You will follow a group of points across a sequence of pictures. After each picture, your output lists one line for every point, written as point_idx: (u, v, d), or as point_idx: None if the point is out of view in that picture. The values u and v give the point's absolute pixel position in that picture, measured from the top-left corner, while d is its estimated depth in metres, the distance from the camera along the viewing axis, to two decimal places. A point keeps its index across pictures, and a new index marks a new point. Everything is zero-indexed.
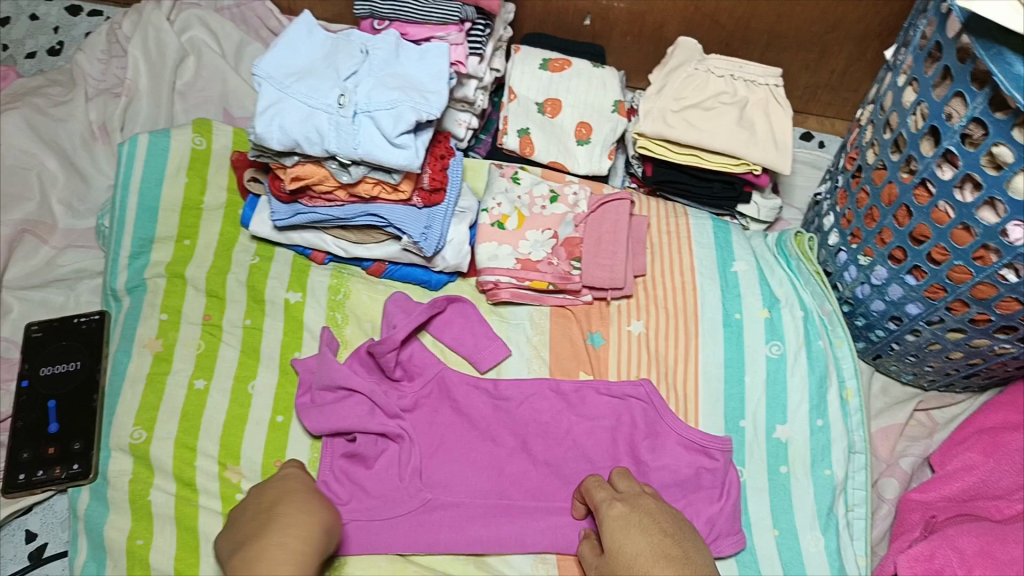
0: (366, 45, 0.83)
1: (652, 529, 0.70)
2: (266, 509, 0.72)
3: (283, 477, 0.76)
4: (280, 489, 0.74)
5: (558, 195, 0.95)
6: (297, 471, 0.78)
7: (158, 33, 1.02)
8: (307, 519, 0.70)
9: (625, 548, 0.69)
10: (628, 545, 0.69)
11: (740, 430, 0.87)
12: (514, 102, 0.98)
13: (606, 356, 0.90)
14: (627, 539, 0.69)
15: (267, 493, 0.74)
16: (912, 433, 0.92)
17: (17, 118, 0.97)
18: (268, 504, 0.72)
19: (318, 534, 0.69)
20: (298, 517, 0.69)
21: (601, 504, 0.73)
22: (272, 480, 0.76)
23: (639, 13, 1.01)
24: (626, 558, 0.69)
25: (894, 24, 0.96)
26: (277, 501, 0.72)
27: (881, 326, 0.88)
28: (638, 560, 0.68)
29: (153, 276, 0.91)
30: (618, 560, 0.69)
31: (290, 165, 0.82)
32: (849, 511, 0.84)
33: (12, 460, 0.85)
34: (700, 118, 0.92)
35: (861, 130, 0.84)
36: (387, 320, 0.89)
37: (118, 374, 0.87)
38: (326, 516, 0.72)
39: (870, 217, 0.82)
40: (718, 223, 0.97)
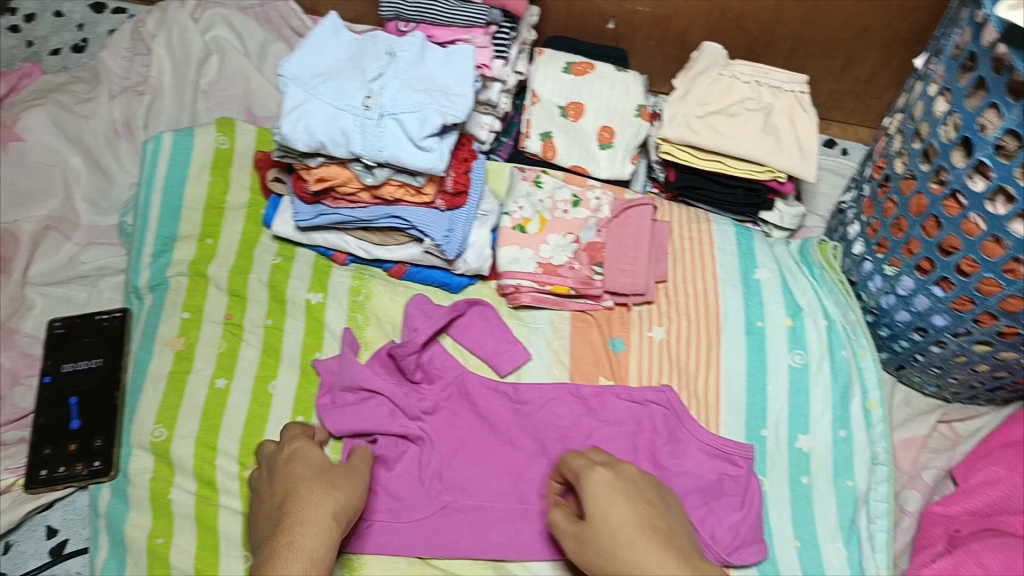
0: (391, 46, 0.82)
1: (636, 500, 0.68)
2: (279, 504, 0.72)
3: (290, 461, 0.75)
4: (288, 478, 0.73)
5: (581, 200, 0.95)
6: (305, 452, 0.76)
7: (183, 31, 1.02)
8: (314, 509, 0.69)
9: (608, 516, 0.66)
10: (612, 514, 0.66)
11: (761, 438, 0.87)
12: (536, 106, 0.98)
13: (627, 362, 0.90)
14: (610, 506, 0.67)
15: (278, 484, 0.74)
16: (935, 445, 0.92)
17: (42, 114, 0.97)
18: (279, 498, 0.72)
19: (329, 522, 0.69)
20: (305, 511, 0.69)
21: (582, 472, 0.71)
22: (280, 466, 0.76)
23: (663, 17, 1.00)
24: (610, 527, 0.66)
25: (921, 31, 0.95)
26: (286, 494, 0.71)
27: (905, 337, 0.88)
28: (622, 530, 0.65)
29: (175, 274, 0.91)
30: (601, 528, 0.66)
31: (314, 166, 0.82)
32: (871, 523, 0.83)
33: (34, 456, 0.85)
34: (724, 124, 0.91)
35: (889, 140, 0.83)
36: (408, 322, 0.89)
37: (140, 372, 0.87)
38: (336, 498, 0.71)
39: (897, 227, 0.82)
40: (741, 230, 0.97)
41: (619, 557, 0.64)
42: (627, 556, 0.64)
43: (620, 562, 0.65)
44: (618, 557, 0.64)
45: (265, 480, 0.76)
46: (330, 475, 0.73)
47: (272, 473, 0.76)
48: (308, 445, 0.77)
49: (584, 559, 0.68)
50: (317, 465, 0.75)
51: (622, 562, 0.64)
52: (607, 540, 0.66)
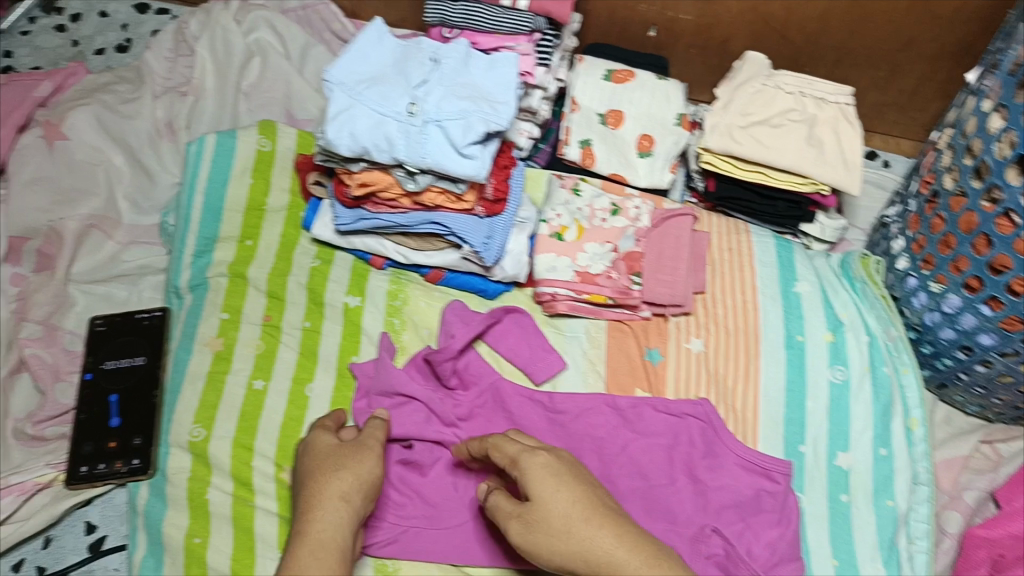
0: (436, 53, 0.82)
1: (579, 482, 0.66)
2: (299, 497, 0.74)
3: (306, 452, 0.77)
4: (304, 470, 0.75)
5: (620, 208, 0.94)
6: (317, 438, 0.77)
7: (226, 33, 1.04)
8: (321, 497, 0.70)
9: (555, 496, 0.65)
10: (560, 492, 0.65)
11: (800, 454, 0.85)
12: (576, 113, 0.97)
13: (664, 373, 0.89)
14: (556, 486, 0.65)
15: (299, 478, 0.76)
16: (976, 466, 0.91)
17: (88, 114, 0.99)
18: (298, 492, 0.74)
19: (338, 507, 0.70)
20: (315, 503, 0.70)
21: (519, 455, 0.69)
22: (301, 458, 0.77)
23: (706, 26, 0.99)
24: (559, 505, 0.64)
25: (970, 43, 0.94)
26: (301, 486, 0.73)
27: (949, 355, 0.86)
28: (572, 508, 0.64)
29: (215, 275, 0.92)
30: (549, 507, 0.64)
31: (356, 170, 0.82)
32: (910, 544, 0.82)
33: (75, 453, 0.86)
34: (768, 135, 0.90)
35: (938, 155, 0.82)
36: (445, 329, 0.89)
37: (179, 371, 0.88)
38: (341, 481, 0.71)
39: (944, 244, 0.81)
40: (781, 242, 0.96)
41: (574, 536, 0.63)
42: (580, 534, 0.63)
43: (574, 541, 0.63)
44: (573, 535, 0.63)
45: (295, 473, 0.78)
46: (337, 458, 0.74)
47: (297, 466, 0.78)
48: (321, 431, 0.78)
49: (530, 542, 0.65)
50: (325, 451, 0.75)
51: (575, 541, 0.63)
52: (558, 520, 0.63)
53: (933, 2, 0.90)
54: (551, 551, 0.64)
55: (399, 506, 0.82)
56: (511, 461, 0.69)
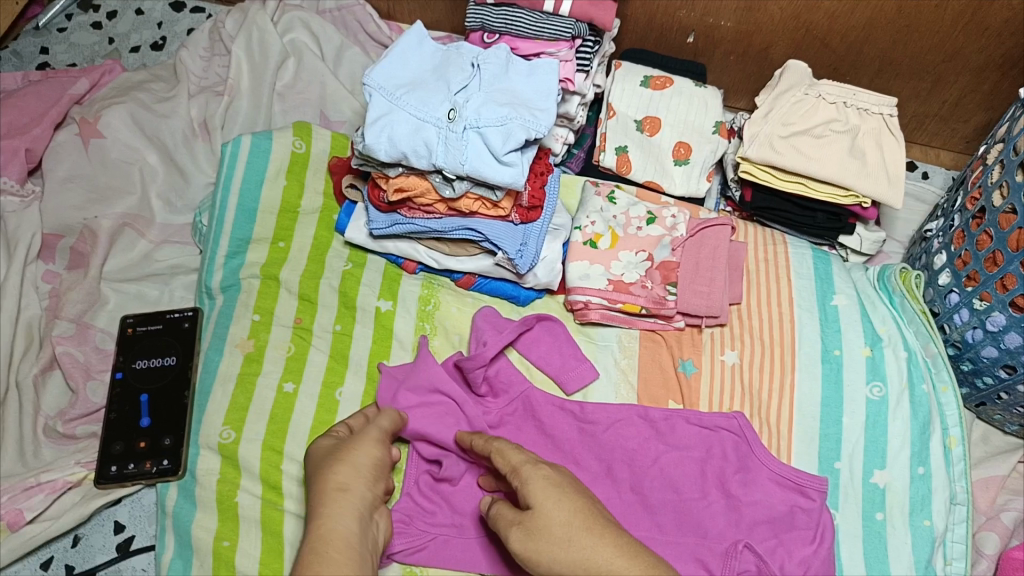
0: (476, 57, 0.81)
1: (581, 495, 0.65)
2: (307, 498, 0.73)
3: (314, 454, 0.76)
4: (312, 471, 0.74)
5: (655, 217, 0.92)
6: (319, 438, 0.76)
7: (262, 33, 1.03)
8: (323, 491, 0.69)
9: (557, 505, 0.64)
10: (563, 501, 0.64)
11: (834, 471, 0.84)
12: (613, 119, 0.96)
13: (697, 386, 0.88)
14: (558, 495, 0.64)
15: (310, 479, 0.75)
16: (1014, 486, 0.89)
17: (123, 112, 0.99)
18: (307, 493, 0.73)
19: (340, 499, 0.68)
20: (317, 500, 0.69)
21: (521, 465, 0.68)
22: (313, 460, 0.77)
23: (746, 33, 0.98)
24: (562, 515, 0.63)
25: (1018, 56, 0.92)
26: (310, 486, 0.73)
27: (990, 373, 0.84)
28: (573, 516, 0.63)
29: (247, 276, 0.92)
30: (551, 515, 0.63)
31: (393, 175, 0.82)
32: (947, 565, 0.81)
33: (105, 452, 0.86)
34: (809, 146, 0.89)
35: (987, 170, 0.81)
36: (477, 335, 0.88)
37: (210, 372, 0.88)
38: (339, 473, 0.70)
39: (991, 261, 0.79)
40: (818, 253, 0.94)
41: (575, 545, 0.62)
42: (581, 544, 0.62)
43: (575, 550, 0.62)
44: (575, 544, 0.62)
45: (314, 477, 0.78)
46: (337, 452, 0.73)
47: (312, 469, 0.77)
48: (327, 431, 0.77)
49: (531, 550, 0.63)
50: (328, 450, 0.74)
51: (576, 552, 0.61)
52: (560, 528, 0.63)
53: (982, 11, 0.88)
54: (549, 561, 0.62)
55: (429, 513, 0.82)
56: (512, 470, 0.68)
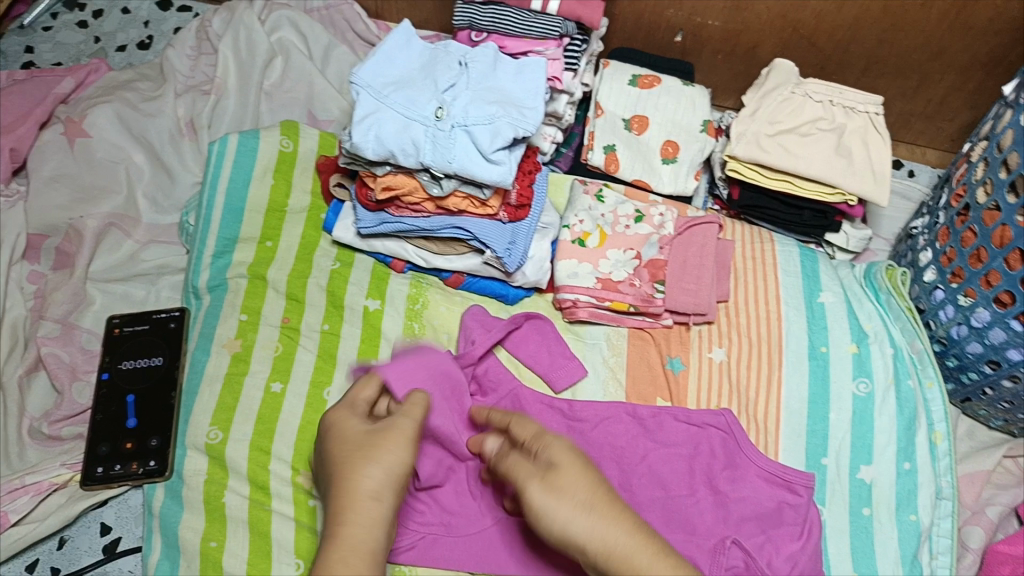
0: (464, 56, 0.81)
1: None
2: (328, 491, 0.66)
3: (333, 437, 0.69)
4: (330, 461, 0.68)
5: (644, 215, 0.92)
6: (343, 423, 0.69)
7: (249, 32, 1.03)
8: (352, 499, 0.63)
9: (584, 477, 0.63)
10: (584, 470, 0.63)
11: (821, 467, 0.84)
12: (601, 118, 0.97)
13: (685, 383, 0.88)
14: (584, 469, 0.64)
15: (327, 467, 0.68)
16: (999, 481, 0.89)
17: (109, 111, 0.98)
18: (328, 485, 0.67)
19: (372, 510, 0.63)
20: (344, 506, 0.63)
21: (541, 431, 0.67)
22: (329, 442, 0.70)
23: (733, 32, 0.98)
24: (588, 484, 0.62)
25: (1001, 54, 0.92)
26: (332, 477, 0.67)
27: (975, 369, 0.85)
28: (599, 490, 0.62)
29: (235, 276, 0.91)
30: (579, 482, 0.62)
31: (381, 174, 0.81)
32: (932, 560, 0.81)
33: (91, 453, 0.85)
34: (796, 144, 0.89)
35: (971, 167, 0.81)
36: (465, 334, 0.88)
37: (197, 372, 0.87)
38: (371, 479, 0.64)
39: (976, 258, 0.79)
40: (805, 251, 0.95)
41: (597, 512, 0.61)
42: (596, 511, 0.61)
43: (596, 518, 0.61)
44: (598, 512, 0.61)
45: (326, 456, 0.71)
46: (364, 450, 0.65)
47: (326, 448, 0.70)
48: (346, 411, 0.70)
49: (552, 507, 0.61)
50: (354, 440, 0.67)
51: (591, 517, 0.61)
52: (583, 493, 0.62)
53: (967, 10, 0.88)
54: (565, 518, 0.61)
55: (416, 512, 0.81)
56: (533, 435, 0.67)
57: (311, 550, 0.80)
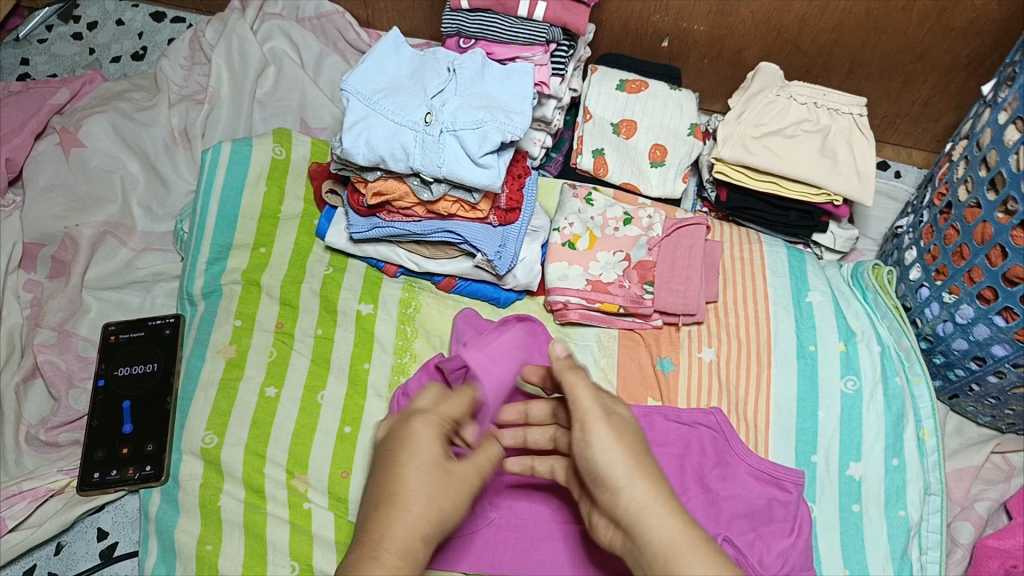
0: (452, 62, 0.83)
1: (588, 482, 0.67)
2: (379, 500, 0.61)
3: (404, 442, 0.62)
4: (393, 467, 0.62)
5: (632, 217, 0.94)
6: (421, 446, 0.62)
7: (242, 42, 1.04)
8: (399, 532, 0.59)
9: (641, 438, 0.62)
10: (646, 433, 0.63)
11: (811, 464, 0.85)
12: (589, 122, 0.98)
13: (675, 383, 0.89)
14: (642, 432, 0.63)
15: (385, 465, 0.62)
16: (988, 476, 0.90)
17: (104, 121, 1.00)
18: (381, 494, 0.61)
19: (416, 550, 0.60)
20: (394, 537, 0.59)
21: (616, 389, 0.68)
22: (398, 439, 0.63)
23: (719, 36, 1.00)
24: (642, 441, 0.62)
25: (983, 55, 0.94)
26: (388, 482, 0.61)
27: (961, 365, 0.86)
28: (650, 453, 0.62)
29: (229, 282, 0.92)
30: (637, 438, 0.61)
31: (371, 179, 0.83)
32: (922, 555, 0.82)
33: (87, 459, 0.86)
34: (781, 146, 0.91)
35: (953, 166, 0.82)
36: (457, 337, 0.89)
37: (192, 378, 0.88)
38: (426, 523, 0.60)
39: (959, 255, 0.81)
40: (792, 252, 0.96)
41: (647, 463, 0.60)
42: (645, 462, 0.60)
43: (642, 468, 0.59)
44: (647, 464, 0.60)
45: (383, 443, 0.64)
46: (430, 491, 0.61)
47: (390, 442, 0.63)
48: (434, 428, 0.62)
49: (609, 441, 0.60)
50: (426, 466, 0.62)
51: (639, 464, 0.59)
52: (639, 444, 0.61)
53: (947, 13, 0.90)
54: (615, 455, 0.59)
55: None
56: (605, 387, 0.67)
57: (307, 552, 0.81)
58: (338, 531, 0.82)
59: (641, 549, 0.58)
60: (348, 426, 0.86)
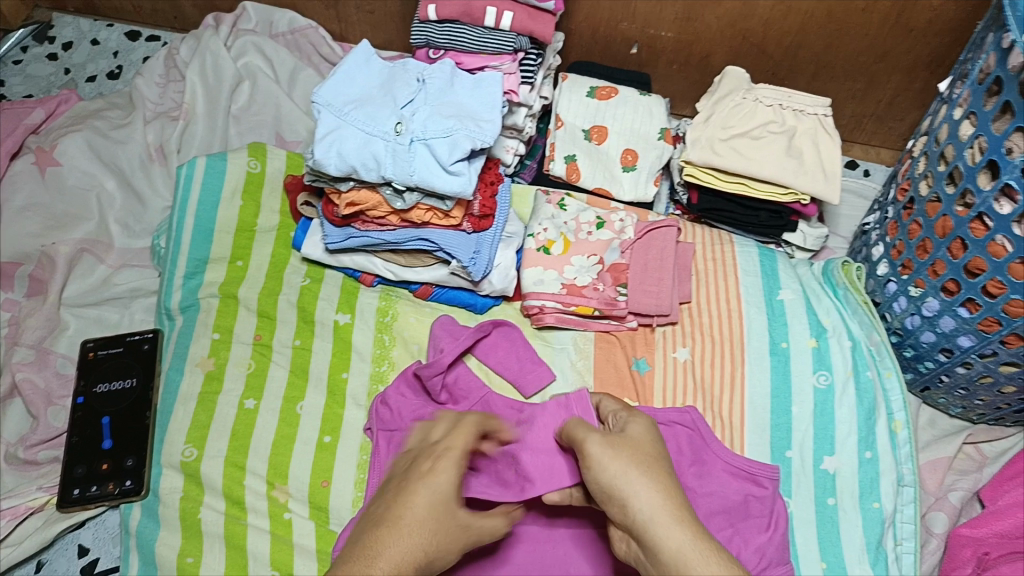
0: (421, 73, 0.84)
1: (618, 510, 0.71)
2: (382, 518, 0.62)
3: (422, 471, 0.64)
4: (405, 491, 0.63)
5: (605, 221, 0.95)
6: (436, 481, 0.63)
7: (215, 58, 1.05)
8: (394, 550, 0.59)
9: (647, 449, 0.66)
10: (657, 449, 0.67)
11: (786, 459, 0.86)
12: (561, 130, 0.99)
13: (651, 382, 0.90)
14: (651, 444, 0.67)
15: (397, 487, 0.64)
16: (961, 467, 0.92)
17: (79, 140, 1.01)
18: (387, 512, 0.62)
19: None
20: (389, 554, 0.59)
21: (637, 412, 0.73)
22: (415, 469, 0.65)
23: (686, 42, 1.02)
24: (647, 453, 0.65)
25: (943, 54, 0.96)
26: (396, 502, 0.62)
27: (930, 358, 0.88)
28: (658, 461, 0.65)
29: (206, 296, 0.93)
30: (642, 451, 0.65)
31: (345, 190, 0.84)
32: (897, 545, 0.83)
33: (67, 475, 0.86)
34: (748, 147, 0.92)
35: (914, 162, 0.84)
36: (434, 344, 0.90)
37: (171, 392, 0.89)
38: (422, 552, 0.60)
39: (922, 249, 0.82)
40: (764, 251, 0.97)
41: (650, 474, 0.63)
42: (652, 474, 0.63)
43: (644, 479, 0.62)
44: (651, 474, 0.63)
45: (399, 473, 0.66)
46: (434, 523, 0.62)
47: (405, 471, 0.66)
48: (455, 466, 0.64)
49: (609, 456, 0.64)
50: (436, 499, 0.63)
51: (645, 477, 0.62)
52: (643, 456, 0.65)
53: (906, 13, 0.92)
54: (617, 469, 0.63)
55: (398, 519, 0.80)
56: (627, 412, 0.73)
57: (288, 562, 0.81)
58: (320, 540, 0.82)
59: (654, 559, 0.60)
60: (327, 435, 0.87)
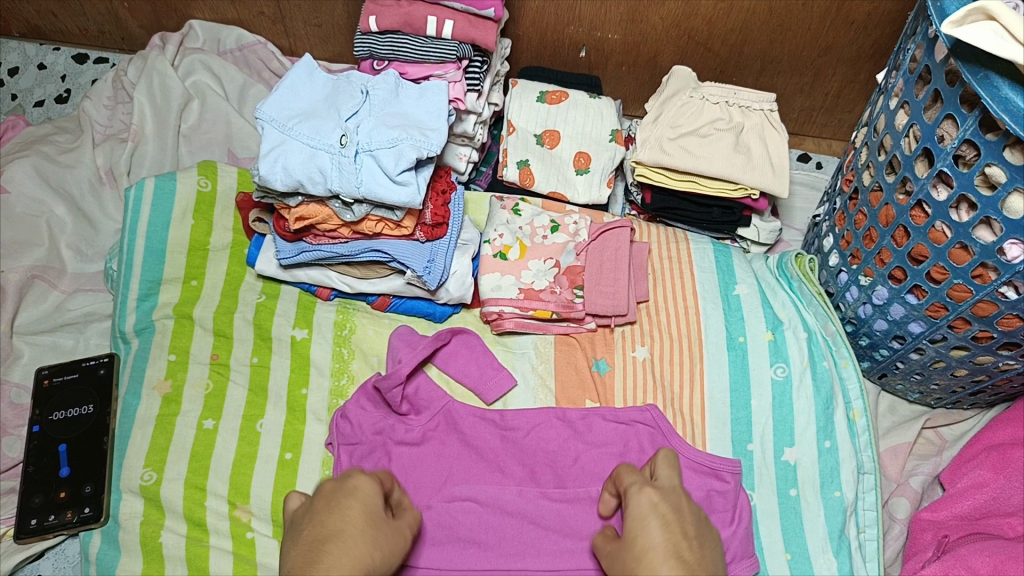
0: (366, 85, 0.84)
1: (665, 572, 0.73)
2: (321, 537, 0.67)
3: (348, 490, 0.70)
4: (336, 508, 0.68)
5: (559, 225, 0.95)
6: (365, 488, 0.70)
7: (163, 78, 1.05)
8: (343, 559, 0.65)
9: (637, 541, 0.66)
10: (643, 535, 0.66)
11: (748, 453, 0.87)
12: (513, 135, 0.99)
13: (612, 383, 0.90)
14: (642, 528, 0.67)
15: (326, 509, 0.69)
16: (921, 451, 0.93)
17: (26, 166, 1.00)
18: (323, 528, 0.67)
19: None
20: (341, 562, 0.64)
21: (636, 484, 0.71)
22: (342, 489, 0.71)
23: (633, 44, 1.03)
24: (635, 550, 0.66)
25: (884, 46, 0.98)
26: (329, 517, 0.68)
27: (885, 345, 0.89)
28: (646, 553, 0.65)
29: (160, 317, 0.92)
30: (630, 551, 0.66)
31: (294, 205, 0.84)
32: (860, 533, 0.84)
33: (24, 506, 0.85)
34: (696, 145, 0.93)
35: (857, 153, 0.85)
36: (392, 354, 0.90)
37: (128, 416, 0.87)
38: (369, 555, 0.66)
39: (869, 238, 0.83)
40: (718, 248, 0.98)
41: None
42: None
43: None
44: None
45: (319, 495, 0.71)
46: (372, 526, 0.68)
47: (329, 492, 0.71)
48: (375, 481, 0.71)
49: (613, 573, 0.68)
50: (368, 510, 0.69)
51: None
52: (631, 559, 0.66)
53: (845, 7, 0.93)
54: None
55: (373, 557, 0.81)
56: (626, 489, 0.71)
57: None
58: None
59: None
60: (287, 453, 0.86)
